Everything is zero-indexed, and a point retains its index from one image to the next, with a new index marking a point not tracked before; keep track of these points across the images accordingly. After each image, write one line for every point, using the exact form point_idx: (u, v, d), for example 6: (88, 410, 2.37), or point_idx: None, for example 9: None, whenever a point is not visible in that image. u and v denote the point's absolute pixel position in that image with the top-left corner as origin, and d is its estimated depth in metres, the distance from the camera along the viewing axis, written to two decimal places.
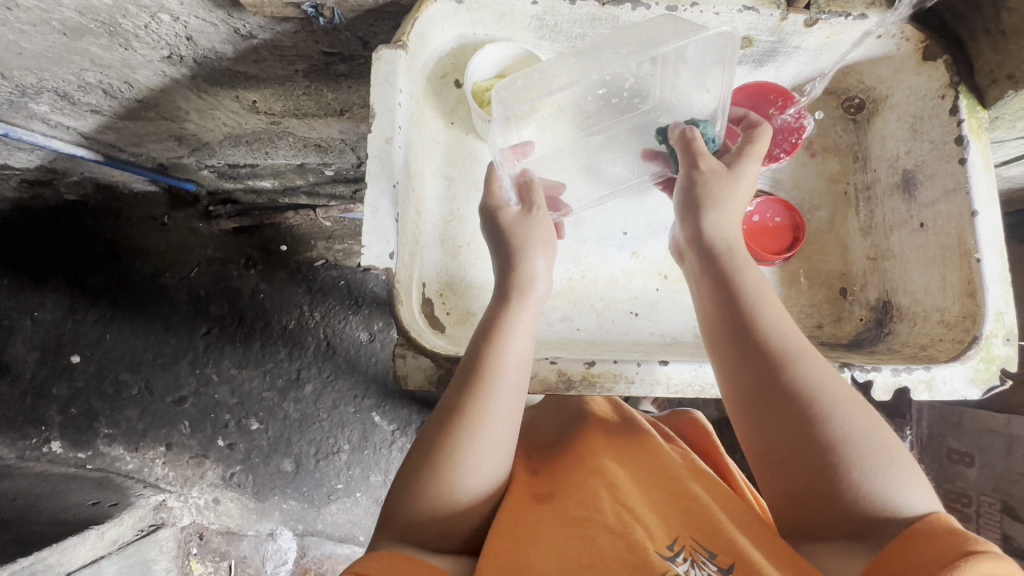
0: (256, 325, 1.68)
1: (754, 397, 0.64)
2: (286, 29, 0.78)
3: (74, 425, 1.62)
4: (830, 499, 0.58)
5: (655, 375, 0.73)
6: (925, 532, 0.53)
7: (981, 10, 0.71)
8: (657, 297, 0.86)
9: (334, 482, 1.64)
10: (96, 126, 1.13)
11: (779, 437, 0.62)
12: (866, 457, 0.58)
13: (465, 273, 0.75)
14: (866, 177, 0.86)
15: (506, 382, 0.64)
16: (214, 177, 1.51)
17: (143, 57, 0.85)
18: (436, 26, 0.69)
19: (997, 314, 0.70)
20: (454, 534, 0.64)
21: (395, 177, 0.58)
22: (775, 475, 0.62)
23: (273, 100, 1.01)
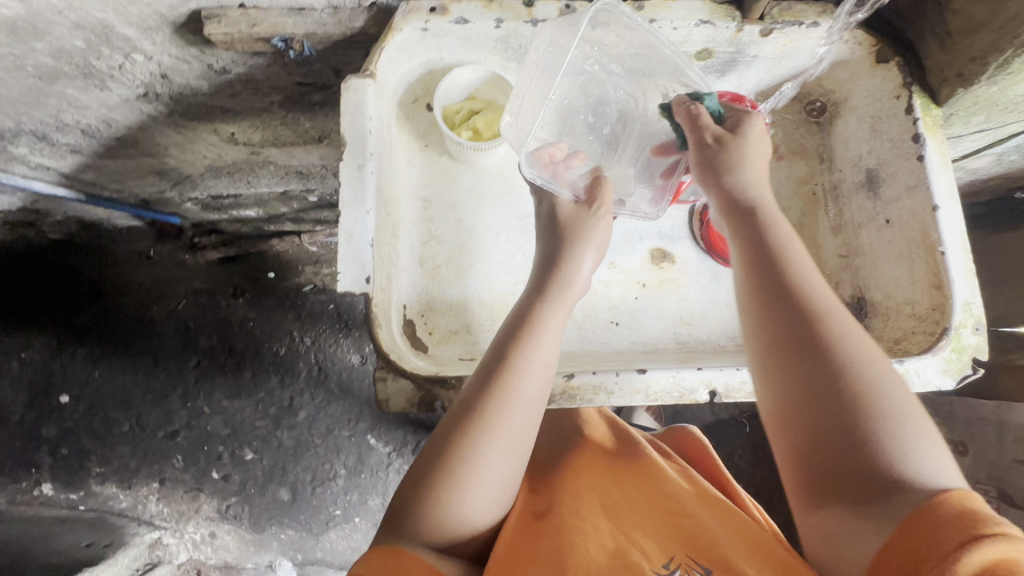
0: (246, 354, 1.67)
1: (777, 350, 0.65)
2: (260, 63, 0.79)
3: (65, 466, 1.59)
4: (848, 465, 0.59)
5: (633, 384, 0.73)
6: (927, 513, 0.53)
7: (927, 13, 0.73)
8: (637, 304, 0.83)
9: (331, 508, 1.62)
10: (77, 165, 1.14)
11: (809, 391, 0.63)
12: (883, 425, 0.59)
13: (444, 294, 0.72)
14: (833, 177, 0.87)
15: (528, 388, 0.63)
16: (198, 210, 1.51)
17: (119, 96, 0.86)
18: (402, 54, 0.68)
19: (965, 304, 0.72)
20: (455, 531, 0.62)
21: (368, 204, 0.58)
22: (791, 432, 0.64)
23: (251, 131, 1.02)
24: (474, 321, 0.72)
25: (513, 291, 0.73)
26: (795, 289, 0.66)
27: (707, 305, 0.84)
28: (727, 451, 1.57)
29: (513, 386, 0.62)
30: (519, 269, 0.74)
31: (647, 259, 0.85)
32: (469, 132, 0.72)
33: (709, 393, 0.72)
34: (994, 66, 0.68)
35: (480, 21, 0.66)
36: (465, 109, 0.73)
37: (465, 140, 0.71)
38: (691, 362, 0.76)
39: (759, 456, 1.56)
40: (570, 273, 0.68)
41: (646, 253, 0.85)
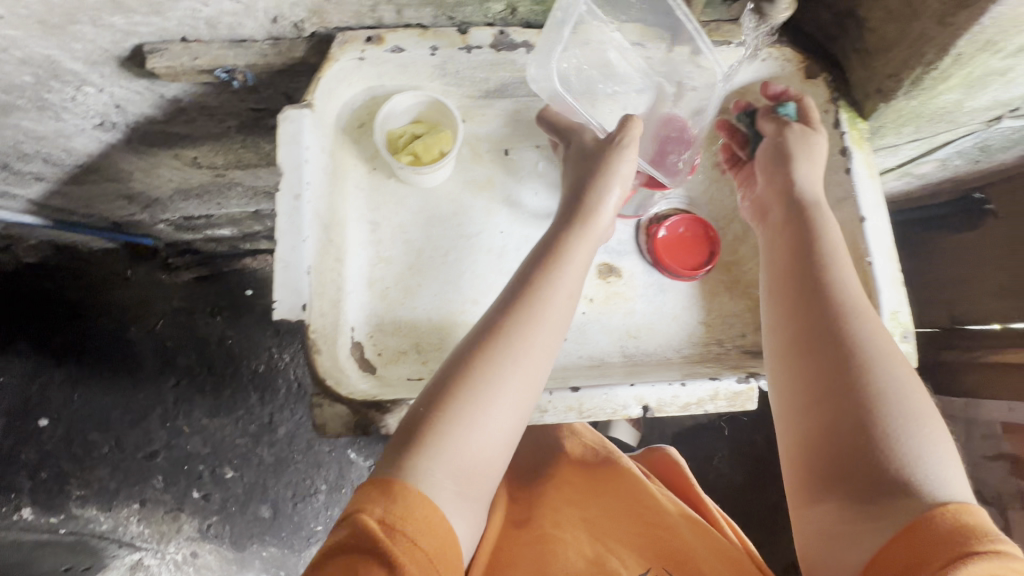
0: (225, 372, 1.68)
1: (798, 341, 0.68)
2: (211, 91, 0.80)
3: (45, 490, 1.59)
4: (857, 453, 0.60)
5: (567, 402, 0.68)
6: (922, 527, 0.53)
7: (848, 30, 0.72)
8: (584, 318, 0.79)
9: (313, 525, 1.62)
10: (44, 192, 1.15)
11: (832, 358, 0.64)
12: (899, 422, 0.59)
13: (393, 315, 0.73)
14: None
15: (546, 328, 0.64)
16: (172, 230, 1.52)
17: (76, 126, 0.87)
18: (342, 83, 0.70)
19: (891, 315, 0.70)
20: (461, 473, 0.59)
21: (304, 232, 0.59)
22: (809, 420, 0.65)
23: (213, 155, 1.04)
24: (423, 340, 0.73)
25: (460, 308, 0.75)
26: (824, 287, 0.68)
27: (654, 317, 0.79)
28: (704, 455, 1.57)
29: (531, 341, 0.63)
30: (466, 288, 0.76)
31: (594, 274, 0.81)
32: (410, 156, 0.72)
33: (641, 407, 0.68)
34: (907, 83, 0.68)
35: (414, 49, 0.69)
36: (409, 134, 0.73)
37: (405, 165, 0.71)
38: (638, 375, 0.72)
39: (736, 459, 1.57)
40: (594, 209, 0.70)
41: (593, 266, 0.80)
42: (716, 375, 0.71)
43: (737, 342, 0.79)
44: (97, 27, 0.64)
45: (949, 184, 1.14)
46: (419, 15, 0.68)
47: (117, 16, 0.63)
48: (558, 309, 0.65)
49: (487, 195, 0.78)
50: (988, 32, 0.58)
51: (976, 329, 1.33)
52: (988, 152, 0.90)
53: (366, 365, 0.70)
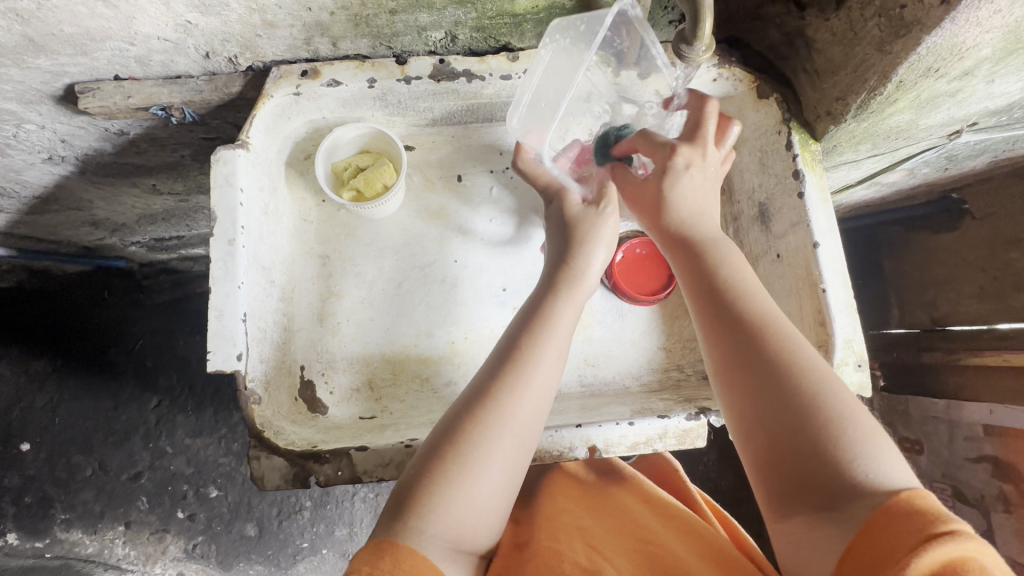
0: (206, 391, 1.68)
1: (731, 359, 0.64)
2: (157, 125, 0.79)
3: (29, 515, 1.58)
4: (810, 465, 0.56)
5: None
6: (879, 515, 0.51)
7: (798, 50, 0.70)
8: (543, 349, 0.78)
9: (298, 541, 1.62)
10: (7, 222, 1.13)
11: (761, 389, 0.61)
12: (832, 416, 0.57)
13: (345, 349, 0.74)
14: (733, 209, 0.85)
15: (535, 386, 0.61)
16: (144, 252, 1.51)
17: (24, 161, 0.85)
18: (280, 119, 0.69)
19: (846, 342, 0.69)
20: (458, 533, 0.56)
21: (239, 279, 0.60)
22: (753, 442, 0.62)
23: (173, 182, 1.02)
24: (377, 374, 0.74)
25: (414, 341, 0.75)
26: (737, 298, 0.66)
27: (612, 344, 0.81)
28: (689, 461, 1.56)
29: (510, 388, 0.60)
30: (420, 320, 0.75)
31: None
32: (352, 192, 0.72)
33: (588, 448, 0.67)
34: (855, 106, 0.66)
35: (351, 83, 0.67)
36: (353, 166, 0.73)
37: (346, 201, 0.71)
38: (591, 413, 0.72)
39: (723, 464, 1.55)
40: (580, 270, 0.67)
41: None
42: (665, 412, 0.70)
43: (697, 366, 0.81)
44: (23, 68, 0.62)
45: (924, 189, 1.13)
46: (357, 46, 0.67)
47: (42, 59, 0.61)
48: (548, 364, 0.63)
49: (439, 224, 0.78)
50: (927, 60, 0.57)
51: (960, 331, 1.29)
52: (956, 160, 0.91)
53: (313, 407, 0.71)
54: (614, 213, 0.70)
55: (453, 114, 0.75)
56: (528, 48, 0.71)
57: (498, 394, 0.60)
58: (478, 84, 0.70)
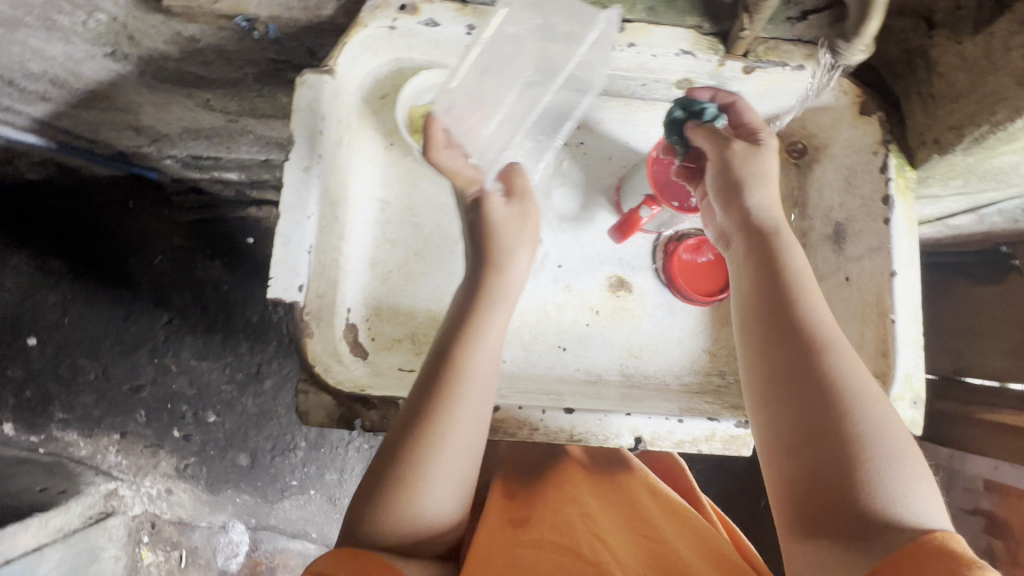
0: (219, 317, 1.68)
1: (778, 379, 0.67)
2: (231, 36, 0.75)
3: (28, 408, 1.59)
4: (835, 505, 0.59)
5: (560, 423, 0.70)
6: (911, 558, 0.53)
7: (916, 70, 0.75)
8: (584, 331, 0.83)
9: (288, 479, 1.65)
10: (50, 111, 1.10)
11: (803, 407, 0.64)
12: (876, 457, 0.60)
13: (396, 299, 0.76)
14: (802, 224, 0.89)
15: (479, 384, 0.65)
16: (179, 167, 1.47)
17: (86, 52, 0.83)
18: (368, 52, 0.68)
19: (906, 377, 0.72)
20: (409, 533, 0.63)
21: (308, 209, 0.62)
22: (782, 459, 0.65)
23: (228, 100, 1.00)
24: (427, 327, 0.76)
25: None
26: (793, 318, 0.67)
27: (658, 339, 0.84)
28: None
29: (450, 400, 0.64)
30: None
31: (605, 286, 0.85)
32: None
33: (634, 438, 0.71)
34: (969, 138, 0.70)
35: (449, 24, 0.68)
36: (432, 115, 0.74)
37: None
38: (627, 405, 0.75)
39: (716, 476, 1.56)
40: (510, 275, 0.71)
41: (604, 279, 0.85)
42: (715, 416, 0.73)
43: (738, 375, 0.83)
44: None
45: (983, 237, 1.11)
46: None
47: None
48: (487, 357, 0.67)
49: None
50: None
51: (982, 386, 1.29)
52: None
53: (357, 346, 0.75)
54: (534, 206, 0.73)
55: None
56: (635, 20, 0.76)
57: (439, 408, 0.64)
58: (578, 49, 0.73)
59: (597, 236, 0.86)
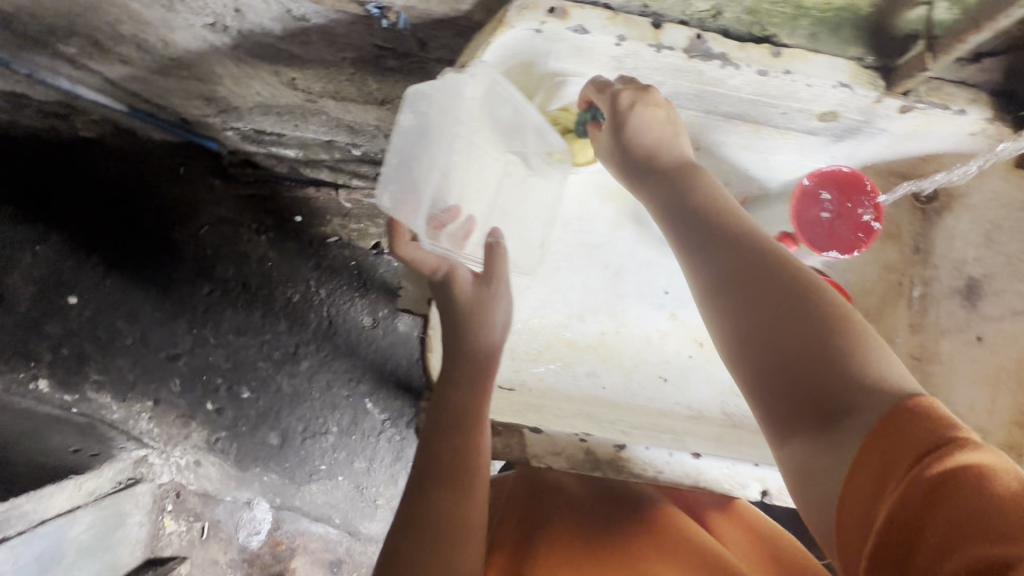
0: (260, 293, 1.65)
1: (711, 301, 0.70)
2: (344, 19, 0.72)
3: (64, 365, 1.56)
4: (810, 402, 0.61)
5: (686, 468, 0.80)
6: (893, 426, 0.53)
7: None
8: (684, 363, 0.99)
9: (317, 463, 1.64)
10: (127, 74, 1.08)
11: (741, 323, 0.67)
12: (814, 346, 0.61)
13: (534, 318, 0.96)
14: (926, 271, 1.00)
15: (467, 453, 0.73)
16: (237, 139, 1.44)
17: (185, 20, 0.80)
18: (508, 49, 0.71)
19: None
20: None
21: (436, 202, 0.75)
22: (743, 379, 0.67)
23: (313, 80, 0.96)
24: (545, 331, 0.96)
25: (567, 323, 0.97)
26: (713, 239, 0.71)
27: None
28: None
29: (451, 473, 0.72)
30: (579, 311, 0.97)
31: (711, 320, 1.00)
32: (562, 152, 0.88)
33: (761, 491, 0.80)
34: None
35: (599, 33, 0.70)
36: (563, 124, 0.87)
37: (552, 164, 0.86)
38: (734, 452, 0.85)
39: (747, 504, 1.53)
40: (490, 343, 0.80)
41: None
42: None
43: None
44: None
45: None
46: None
47: None
48: (455, 410, 0.75)
49: (615, 204, 0.97)
50: None
51: None
52: None
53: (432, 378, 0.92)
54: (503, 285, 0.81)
55: (679, 93, 0.82)
56: (793, 46, 0.76)
57: (443, 484, 0.71)
58: (729, 71, 0.75)
59: None
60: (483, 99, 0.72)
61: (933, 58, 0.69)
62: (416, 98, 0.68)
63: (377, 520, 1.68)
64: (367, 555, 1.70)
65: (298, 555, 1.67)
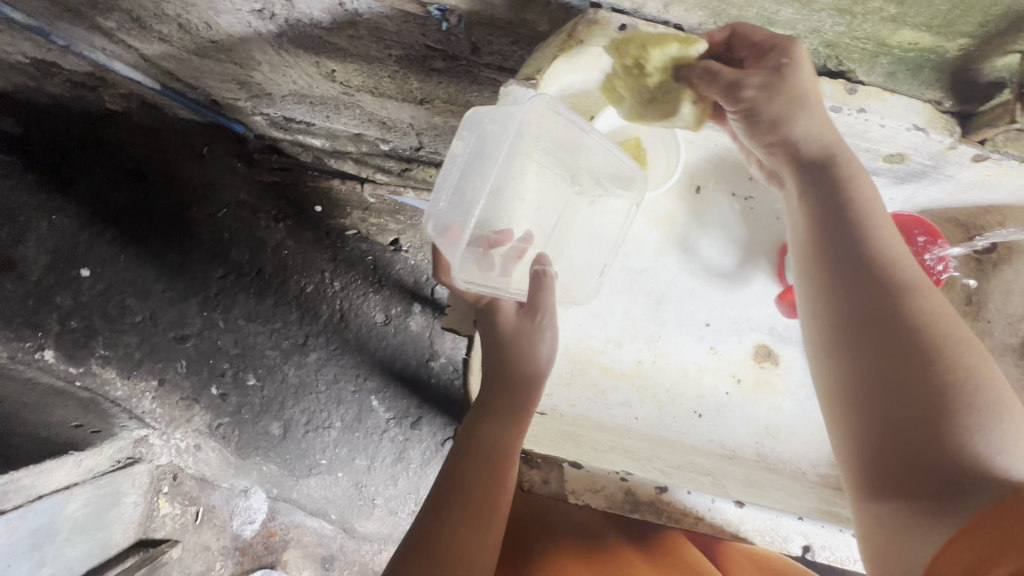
0: (273, 281, 1.63)
1: (841, 335, 0.70)
2: (397, 17, 0.70)
3: (71, 338, 1.53)
4: (924, 464, 0.62)
5: (729, 516, 0.80)
6: (1015, 520, 0.54)
7: None
8: (720, 401, 1.05)
9: (317, 457, 1.63)
10: (161, 52, 1.06)
11: (870, 366, 0.67)
12: (939, 412, 0.62)
13: (585, 344, 1.03)
14: (978, 324, 1.00)
15: (492, 464, 0.74)
16: (264, 124, 1.43)
17: (233, 5, 0.78)
18: (576, 63, 0.73)
19: None
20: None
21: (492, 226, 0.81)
22: (848, 417, 0.69)
23: (354, 74, 0.94)
24: (586, 350, 1.03)
25: (604, 349, 1.03)
26: (857, 274, 0.69)
27: (796, 421, 1.05)
28: None
29: (471, 477, 0.73)
30: (617, 341, 1.04)
31: (751, 354, 1.07)
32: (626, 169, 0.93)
33: (803, 545, 0.80)
34: None
35: None
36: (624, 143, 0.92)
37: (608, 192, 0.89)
38: (751, 485, 0.91)
39: None
40: (532, 366, 0.83)
41: (752, 348, 1.07)
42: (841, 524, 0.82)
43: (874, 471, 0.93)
44: None
45: None
46: (686, 17, 0.71)
47: None
48: (489, 443, 0.76)
49: (661, 230, 1.05)
50: None
51: None
52: None
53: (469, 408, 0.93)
54: (548, 317, 0.83)
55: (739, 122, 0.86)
56: (870, 83, 0.75)
57: (463, 485, 0.73)
58: None
59: (747, 303, 1.07)
60: (545, 130, 0.77)
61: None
62: (473, 120, 0.71)
63: (373, 520, 1.66)
64: (360, 554, 1.68)
65: (290, 548, 1.65)
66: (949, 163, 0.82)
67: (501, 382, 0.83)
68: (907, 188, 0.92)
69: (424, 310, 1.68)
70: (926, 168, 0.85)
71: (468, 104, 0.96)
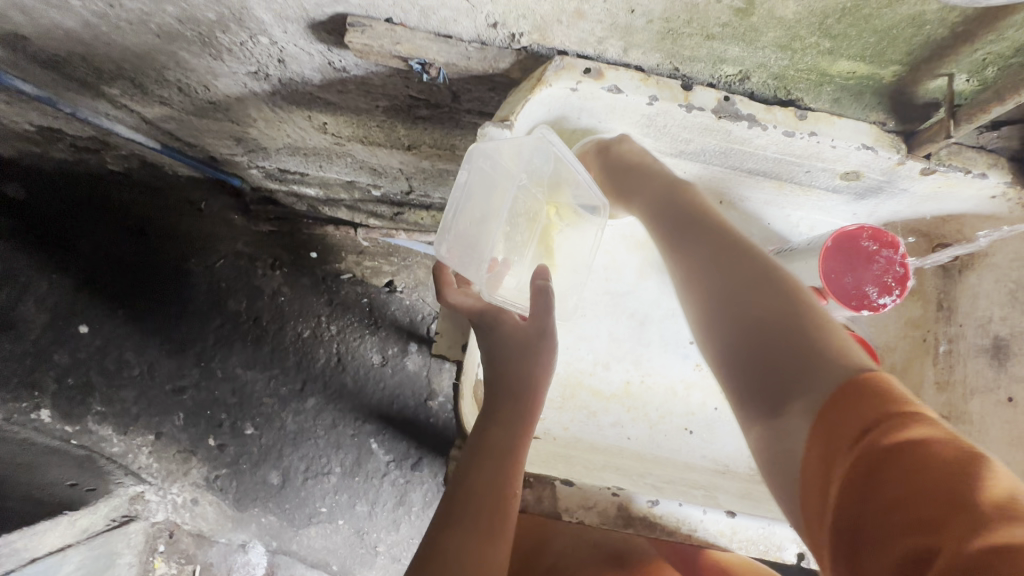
0: (270, 328, 1.65)
1: (687, 275, 0.74)
2: (382, 72, 0.77)
3: (67, 396, 1.53)
4: (774, 373, 0.62)
5: (720, 526, 0.81)
6: (850, 393, 0.53)
7: None
8: (709, 417, 1.07)
9: (317, 505, 1.60)
10: (161, 114, 1.12)
11: (713, 295, 0.70)
12: (773, 318, 0.64)
13: (571, 367, 1.05)
14: (950, 328, 1.03)
15: (498, 477, 0.73)
16: (260, 177, 1.48)
17: (229, 68, 0.84)
18: (548, 101, 0.78)
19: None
20: None
21: (483, 256, 0.82)
22: (711, 350, 0.70)
23: (344, 125, 1.00)
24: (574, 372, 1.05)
25: (592, 372, 1.06)
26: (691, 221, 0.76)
27: None
28: None
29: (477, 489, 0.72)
30: (604, 364, 1.06)
31: None
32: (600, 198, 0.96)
33: (798, 553, 0.80)
34: None
35: (632, 92, 0.78)
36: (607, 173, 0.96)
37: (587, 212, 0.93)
38: (752, 499, 0.91)
39: None
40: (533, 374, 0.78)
41: None
42: None
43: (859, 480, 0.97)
44: None
45: None
46: (645, 59, 0.77)
47: None
48: (495, 456, 0.74)
49: (641, 254, 1.07)
50: None
51: None
52: None
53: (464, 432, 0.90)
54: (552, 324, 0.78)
55: (704, 148, 0.92)
56: (819, 109, 0.81)
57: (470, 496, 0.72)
58: (757, 131, 0.82)
59: None
60: (525, 156, 0.79)
61: (956, 125, 0.74)
62: (473, 156, 0.72)
63: (376, 568, 1.61)
64: None
65: None
66: (902, 178, 0.87)
67: (504, 390, 0.78)
68: (869, 202, 0.98)
69: (421, 349, 1.70)
70: (881, 183, 0.91)
71: (453, 147, 1.02)
